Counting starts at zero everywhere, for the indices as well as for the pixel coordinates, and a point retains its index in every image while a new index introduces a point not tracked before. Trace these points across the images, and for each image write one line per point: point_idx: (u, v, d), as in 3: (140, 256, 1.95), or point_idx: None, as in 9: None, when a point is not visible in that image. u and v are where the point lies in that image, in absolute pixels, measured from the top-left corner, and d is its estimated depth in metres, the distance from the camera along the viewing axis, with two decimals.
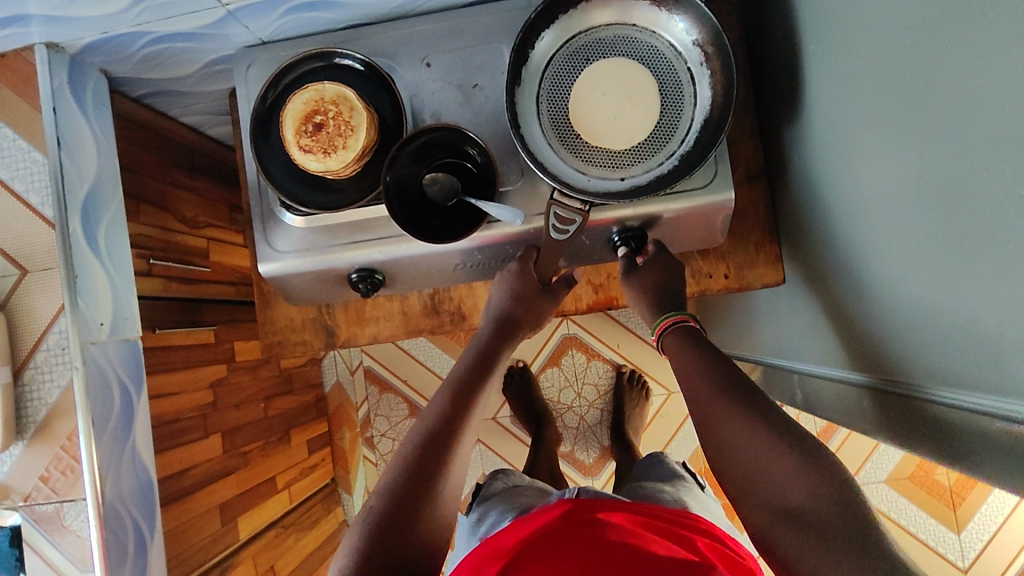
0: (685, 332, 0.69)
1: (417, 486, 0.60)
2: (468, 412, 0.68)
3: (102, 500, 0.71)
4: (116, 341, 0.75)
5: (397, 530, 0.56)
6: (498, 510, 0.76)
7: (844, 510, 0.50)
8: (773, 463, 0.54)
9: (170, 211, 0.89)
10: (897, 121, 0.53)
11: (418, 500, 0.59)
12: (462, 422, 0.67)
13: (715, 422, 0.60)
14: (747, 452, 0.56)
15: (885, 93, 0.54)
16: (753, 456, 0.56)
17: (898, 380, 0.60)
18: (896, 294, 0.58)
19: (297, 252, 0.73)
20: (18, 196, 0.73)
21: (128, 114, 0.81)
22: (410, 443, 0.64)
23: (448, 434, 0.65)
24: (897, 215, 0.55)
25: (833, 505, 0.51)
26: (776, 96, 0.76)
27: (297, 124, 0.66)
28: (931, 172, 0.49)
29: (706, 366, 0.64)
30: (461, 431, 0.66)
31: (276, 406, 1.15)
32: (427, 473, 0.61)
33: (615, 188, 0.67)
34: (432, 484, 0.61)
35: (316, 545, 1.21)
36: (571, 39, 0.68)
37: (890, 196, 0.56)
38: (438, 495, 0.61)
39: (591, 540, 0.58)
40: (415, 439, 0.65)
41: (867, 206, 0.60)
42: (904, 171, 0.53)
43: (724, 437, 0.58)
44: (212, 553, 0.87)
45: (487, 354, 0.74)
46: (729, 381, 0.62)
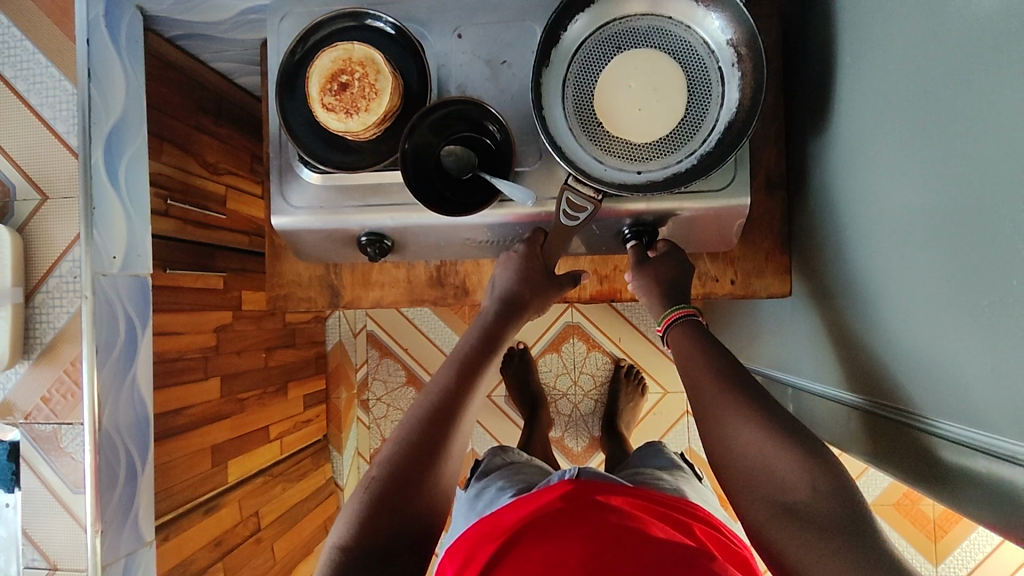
0: (690, 329, 0.69)
1: (427, 449, 0.62)
2: (475, 376, 0.69)
3: (99, 427, 0.72)
4: (126, 275, 0.75)
5: (399, 498, 0.58)
6: (496, 487, 0.77)
7: (844, 509, 0.52)
8: (775, 460, 0.55)
9: (193, 154, 0.90)
10: (922, 141, 0.52)
11: (426, 464, 0.61)
12: (467, 390, 0.67)
13: (718, 421, 0.59)
14: (750, 449, 0.56)
15: (912, 112, 0.53)
16: (753, 458, 0.56)
17: (887, 404, 0.61)
18: (899, 316, 0.57)
19: (311, 209, 0.75)
20: (46, 122, 0.73)
21: (161, 54, 0.82)
22: (416, 408, 0.65)
23: (454, 400, 0.66)
24: (910, 238, 0.55)
25: (833, 503, 0.52)
26: (804, 105, 0.75)
27: (323, 81, 0.67)
28: (950, 198, 0.48)
29: (716, 362, 0.63)
30: (468, 393, 0.67)
31: (277, 357, 1.18)
32: (435, 436, 0.63)
33: (631, 180, 0.67)
34: (437, 451, 0.62)
35: (302, 496, 1.24)
36: (605, 25, 0.68)
37: (904, 219, 0.55)
38: (441, 462, 0.62)
39: (590, 517, 0.59)
40: (420, 404, 0.66)
41: (881, 226, 0.59)
42: (922, 193, 0.52)
43: (725, 433, 0.58)
44: (199, 491, 0.90)
45: (498, 323, 0.73)
46: (732, 379, 0.61)
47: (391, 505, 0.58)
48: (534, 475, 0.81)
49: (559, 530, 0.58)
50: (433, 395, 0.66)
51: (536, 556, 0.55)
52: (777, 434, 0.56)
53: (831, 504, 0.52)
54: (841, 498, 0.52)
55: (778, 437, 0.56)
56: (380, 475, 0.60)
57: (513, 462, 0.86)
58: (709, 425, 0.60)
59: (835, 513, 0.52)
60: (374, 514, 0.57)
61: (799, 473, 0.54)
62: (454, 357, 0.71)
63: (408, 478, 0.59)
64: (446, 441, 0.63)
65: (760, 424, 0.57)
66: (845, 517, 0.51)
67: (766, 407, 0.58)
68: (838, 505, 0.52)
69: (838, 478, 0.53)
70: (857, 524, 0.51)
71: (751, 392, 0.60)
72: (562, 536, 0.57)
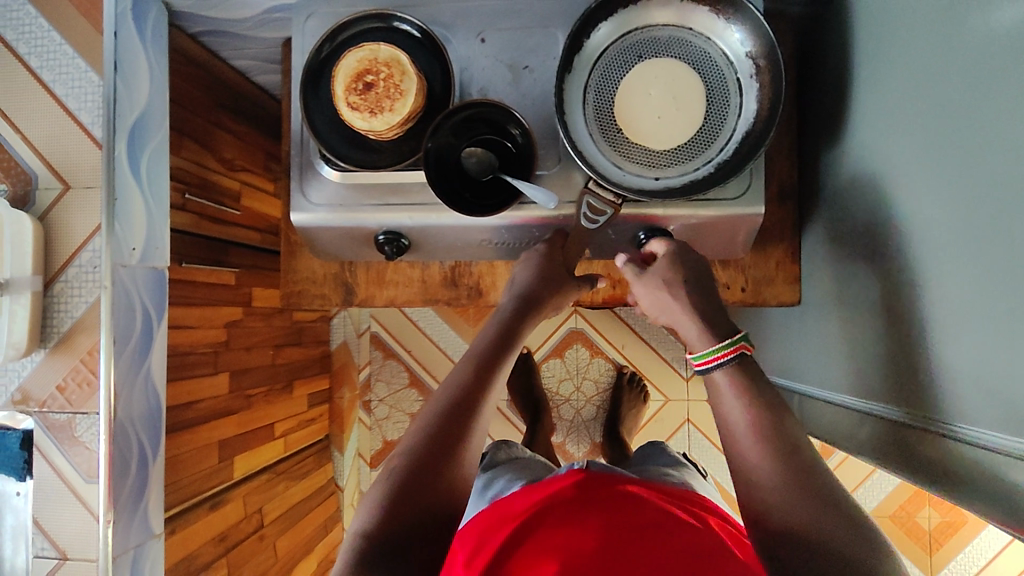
0: (740, 371, 0.61)
1: (447, 441, 0.62)
2: (494, 372, 0.68)
3: (114, 417, 0.72)
4: (145, 268, 0.75)
5: (418, 490, 0.58)
6: (504, 480, 0.78)
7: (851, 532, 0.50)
8: (787, 477, 0.54)
9: (210, 150, 0.91)
10: (942, 152, 0.53)
11: (446, 456, 0.61)
12: (485, 387, 0.67)
13: (734, 434, 0.58)
14: (764, 464, 0.55)
15: (931, 124, 0.54)
16: (769, 482, 0.54)
17: (911, 414, 0.60)
18: (916, 325, 0.58)
19: (330, 207, 0.76)
20: (70, 111, 0.76)
21: (185, 50, 0.83)
22: (439, 402, 0.65)
23: (474, 395, 0.66)
24: (932, 249, 0.55)
25: (838, 526, 0.50)
26: (819, 117, 0.77)
27: (348, 81, 0.68)
28: (976, 207, 0.49)
29: (745, 390, 0.60)
30: (489, 389, 0.67)
31: (284, 355, 1.18)
32: (456, 430, 0.63)
33: (649, 187, 0.68)
34: (456, 444, 0.62)
35: (303, 496, 1.24)
36: (627, 33, 0.69)
37: (928, 230, 0.56)
38: (460, 454, 0.62)
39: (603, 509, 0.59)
40: (441, 398, 0.66)
41: (903, 236, 0.60)
42: (946, 203, 0.53)
43: (739, 445, 0.58)
44: (205, 486, 0.90)
45: (517, 322, 0.73)
46: (754, 389, 0.60)
47: (411, 495, 0.58)
48: (539, 469, 0.83)
49: (572, 517, 0.59)
50: (455, 390, 0.66)
51: (549, 541, 0.57)
52: (789, 453, 0.55)
53: (835, 527, 0.50)
54: (852, 521, 0.51)
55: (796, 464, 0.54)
56: (399, 467, 0.60)
57: (518, 457, 0.87)
58: (730, 437, 0.59)
59: (845, 535, 0.50)
60: (393, 505, 0.58)
61: (814, 500, 0.52)
62: (472, 353, 0.70)
63: (429, 468, 0.60)
64: (463, 436, 0.63)
65: (780, 450, 0.56)
66: (854, 541, 0.49)
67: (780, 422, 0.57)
68: (845, 528, 0.50)
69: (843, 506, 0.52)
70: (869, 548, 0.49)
71: (768, 403, 0.59)
72: (577, 524, 0.58)
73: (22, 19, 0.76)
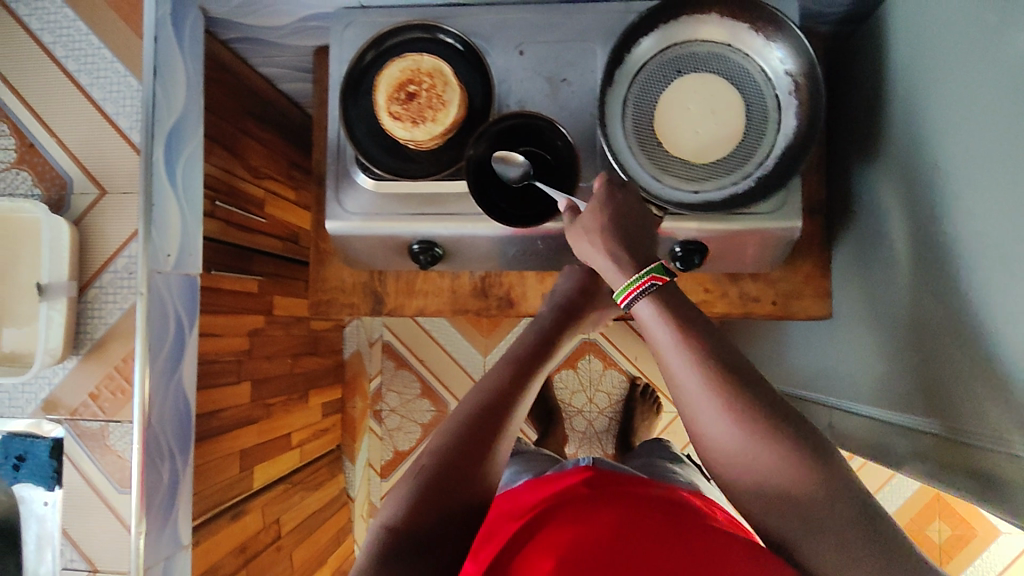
0: (664, 301, 0.56)
1: (483, 437, 0.58)
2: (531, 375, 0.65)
3: (147, 424, 0.71)
4: (179, 275, 0.75)
5: (452, 482, 0.56)
6: (514, 472, 0.84)
7: (834, 491, 0.47)
8: (760, 449, 0.48)
9: (239, 156, 0.90)
10: (995, 167, 0.53)
11: (480, 452, 0.58)
12: (523, 388, 0.64)
13: (691, 403, 0.52)
14: (730, 435, 0.49)
15: (988, 141, 0.54)
16: (733, 440, 0.49)
17: (958, 428, 0.60)
18: (956, 338, 0.59)
19: (364, 215, 0.75)
20: (109, 117, 0.75)
21: (218, 57, 0.83)
22: (473, 399, 0.62)
23: (511, 395, 0.62)
24: (983, 264, 0.56)
25: (821, 487, 0.47)
26: (852, 133, 0.78)
27: (390, 90, 0.69)
28: None
29: (690, 350, 0.52)
30: (526, 392, 0.64)
31: (301, 364, 1.17)
32: (492, 427, 0.60)
33: (687, 200, 0.69)
34: (490, 442, 0.59)
35: (317, 506, 1.23)
36: (668, 48, 0.70)
37: (978, 245, 0.56)
38: (493, 453, 0.59)
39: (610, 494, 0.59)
40: (475, 395, 0.63)
41: (951, 251, 0.60)
42: (999, 218, 0.53)
43: (698, 413, 0.51)
44: (227, 495, 0.89)
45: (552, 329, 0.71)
46: (703, 342, 0.52)
47: (442, 489, 0.55)
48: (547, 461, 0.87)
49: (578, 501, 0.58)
50: (489, 388, 0.63)
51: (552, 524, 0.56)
52: (758, 417, 0.49)
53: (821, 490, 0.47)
54: (838, 481, 0.47)
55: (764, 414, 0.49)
56: (431, 458, 0.57)
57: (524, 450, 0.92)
58: (688, 404, 0.52)
59: (844, 512, 0.46)
60: (424, 496, 0.55)
61: (787, 458, 0.47)
62: (508, 356, 0.68)
63: (462, 462, 0.56)
64: (498, 434, 0.59)
65: (740, 397, 0.50)
66: (849, 510, 0.46)
67: (740, 377, 0.50)
68: (828, 488, 0.47)
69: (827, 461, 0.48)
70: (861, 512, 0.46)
71: (722, 357, 0.51)
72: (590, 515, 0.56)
73: (58, 21, 0.75)
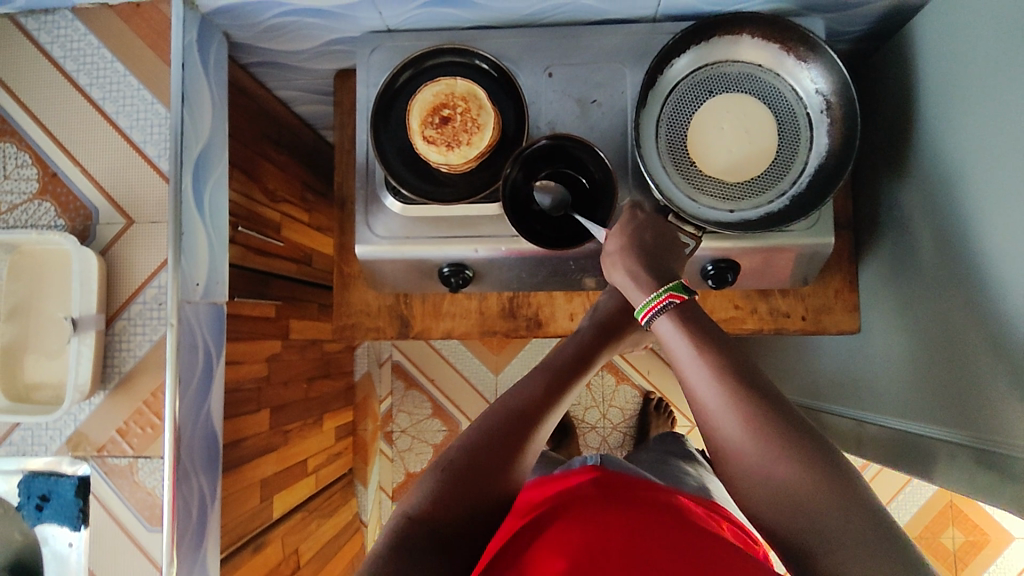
0: (682, 316, 0.55)
1: (513, 441, 0.58)
2: (563, 385, 0.65)
3: (178, 461, 0.69)
4: (206, 303, 0.74)
5: (476, 484, 0.55)
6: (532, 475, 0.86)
7: (848, 504, 0.44)
8: (771, 454, 0.46)
9: (257, 181, 0.89)
10: None
11: (509, 455, 0.57)
12: (556, 396, 0.63)
13: (704, 407, 0.50)
14: (741, 441, 0.48)
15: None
16: (745, 448, 0.48)
17: (994, 442, 0.59)
18: (995, 351, 0.59)
19: (393, 239, 0.74)
20: (134, 145, 0.71)
21: (237, 81, 0.82)
22: (502, 403, 0.62)
23: (543, 403, 0.62)
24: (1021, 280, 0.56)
25: (834, 498, 0.44)
26: (879, 149, 0.79)
27: (423, 115, 0.68)
28: None
29: (705, 354, 0.51)
30: (558, 401, 0.63)
31: (315, 388, 1.15)
32: (523, 430, 0.59)
33: (723, 219, 0.69)
34: (519, 446, 0.58)
35: (332, 533, 1.20)
36: (699, 69, 0.70)
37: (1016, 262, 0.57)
38: (521, 458, 0.58)
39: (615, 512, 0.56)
40: (505, 399, 0.62)
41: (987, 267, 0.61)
42: None
43: (709, 418, 0.50)
44: (249, 528, 0.86)
45: (590, 344, 0.70)
46: (718, 350, 0.51)
47: (468, 487, 0.54)
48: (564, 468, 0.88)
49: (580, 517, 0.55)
50: (519, 392, 0.63)
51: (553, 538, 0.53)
52: (771, 423, 0.47)
53: (832, 500, 0.44)
54: (850, 491, 0.44)
55: (778, 425, 0.47)
56: (458, 454, 0.57)
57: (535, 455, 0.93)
58: (701, 409, 0.51)
59: (859, 527, 0.43)
60: (447, 493, 0.54)
61: (797, 464, 0.46)
62: (543, 365, 0.67)
63: (490, 464, 0.56)
64: (527, 440, 0.59)
65: (755, 405, 0.48)
66: (866, 526, 0.43)
67: (754, 384, 0.49)
68: (840, 498, 0.44)
69: (840, 474, 0.45)
70: (880, 534, 0.42)
71: (734, 363, 0.50)
72: (598, 526, 0.53)
73: (82, 48, 0.71)
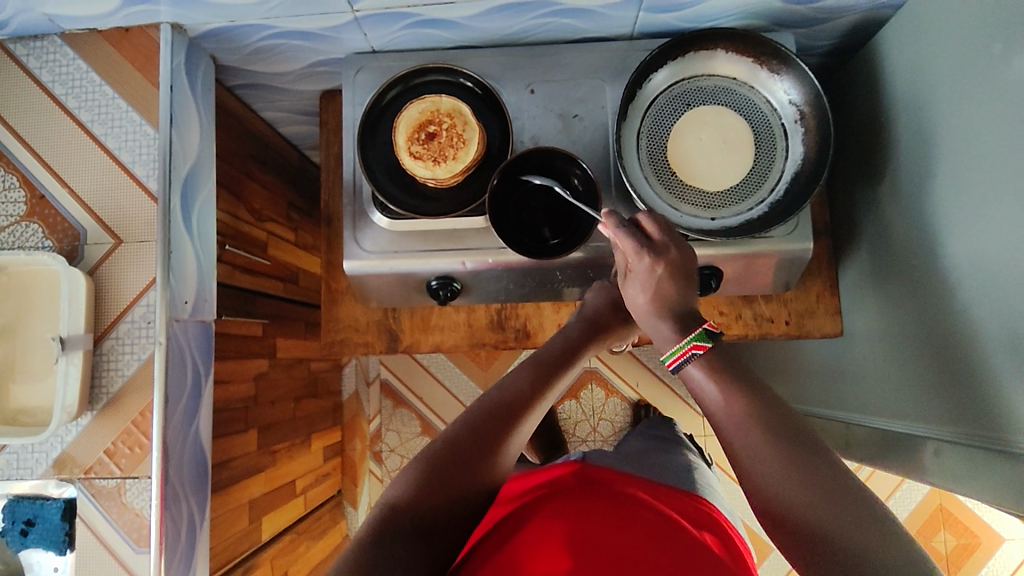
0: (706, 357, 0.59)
1: (494, 432, 0.60)
2: (546, 383, 0.66)
3: (166, 480, 0.69)
4: (194, 322, 0.74)
5: (459, 472, 0.56)
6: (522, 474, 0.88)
7: (858, 505, 0.46)
8: (786, 462, 0.50)
9: (243, 200, 0.89)
10: (1006, 188, 0.57)
11: (490, 445, 0.59)
12: (538, 393, 0.65)
13: (727, 426, 0.54)
14: (760, 452, 0.51)
15: (995, 162, 0.58)
16: (761, 458, 0.51)
17: (978, 437, 0.62)
18: (973, 347, 0.62)
19: (381, 254, 0.75)
20: (123, 166, 0.72)
21: (223, 103, 0.83)
22: (487, 398, 0.63)
23: (525, 397, 0.64)
24: (996, 278, 0.59)
25: (845, 500, 0.47)
26: (852, 158, 0.82)
27: (410, 131, 0.70)
28: None
29: (727, 384, 0.56)
30: (540, 398, 0.65)
31: (303, 407, 1.15)
32: (504, 423, 0.61)
33: (705, 226, 0.71)
34: (500, 437, 0.60)
35: (321, 556, 1.18)
36: (677, 83, 0.73)
37: (990, 262, 0.60)
38: (501, 449, 0.60)
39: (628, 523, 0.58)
40: (490, 394, 0.64)
41: (961, 268, 0.64)
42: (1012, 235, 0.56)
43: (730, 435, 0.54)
44: (238, 550, 0.85)
45: (573, 346, 0.72)
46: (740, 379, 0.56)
47: (450, 475, 0.56)
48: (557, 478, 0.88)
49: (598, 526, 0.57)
50: (503, 388, 0.64)
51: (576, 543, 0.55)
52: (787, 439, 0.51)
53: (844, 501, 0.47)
54: (859, 496, 0.47)
55: (795, 445, 0.51)
56: (442, 444, 0.58)
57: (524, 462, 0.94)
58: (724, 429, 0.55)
59: (869, 526, 0.45)
60: (433, 478, 0.55)
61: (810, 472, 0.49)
62: (527, 362, 0.69)
63: (471, 452, 0.57)
64: (508, 433, 0.60)
65: (771, 424, 0.52)
66: (876, 526, 0.45)
67: (772, 407, 0.54)
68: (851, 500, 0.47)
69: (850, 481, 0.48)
70: (900, 552, 0.44)
71: (755, 389, 0.55)
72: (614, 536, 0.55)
73: (71, 73, 0.72)
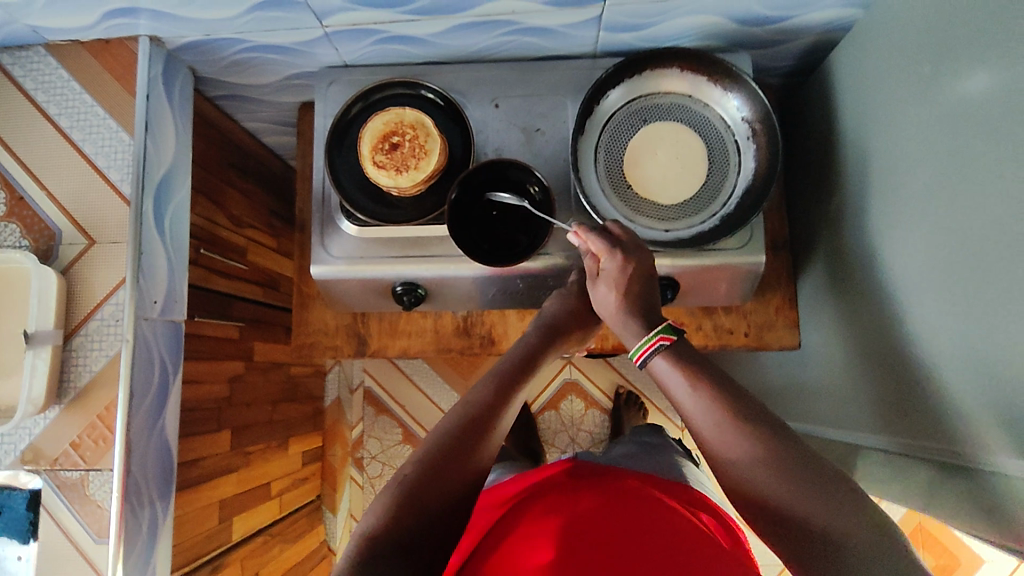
0: (674, 352, 0.61)
1: (472, 439, 0.59)
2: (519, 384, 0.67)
3: (128, 472, 0.71)
4: (163, 321, 0.77)
5: (440, 486, 0.55)
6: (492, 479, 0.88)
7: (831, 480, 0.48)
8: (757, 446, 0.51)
9: (222, 207, 0.92)
10: (937, 204, 0.59)
11: (468, 453, 0.58)
12: (511, 395, 0.65)
13: (697, 419, 0.55)
14: (732, 440, 0.52)
15: (927, 178, 0.60)
16: (734, 448, 0.52)
17: (923, 445, 0.63)
18: (915, 357, 0.63)
19: (348, 259, 0.78)
20: (98, 169, 0.75)
21: (203, 113, 0.86)
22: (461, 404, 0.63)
23: (498, 401, 0.63)
24: (932, 290, 0.61)
25: (818, 478, 0.48)
26: (810, 175, 0.84)
27: (374, 142, 0.73)
28: (968, 248, 0.55)
29: (694, 377, 0.57)
30: (512, 399, 0.65)
31: (281, 411, 1.17)
32: (480, 428, 0.60)
33: (659, 238, 0.73)
34: (476, 443, 0.59)
35: (296, 559, 1.19)
36: (634, 99, 0.76)
37: (926, 275, 0.61)
38: (478, 454, 0.59)
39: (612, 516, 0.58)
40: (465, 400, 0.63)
41: (903, 280, 0.65)
42: (944, 249, 0.58)
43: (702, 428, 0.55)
44: (206, 548, 0.86)
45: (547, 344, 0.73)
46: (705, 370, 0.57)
47: (432, 489, 0.55)
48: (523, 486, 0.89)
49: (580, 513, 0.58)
50: (478, 393, 0.64)
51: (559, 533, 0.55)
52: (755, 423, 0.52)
53: (816, 479, 0.48)
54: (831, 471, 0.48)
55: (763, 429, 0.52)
56: (420, 457, 0.57)
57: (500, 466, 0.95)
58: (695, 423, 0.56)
59: (843, 501, 0.46)
60: (415, 495, 0.54)
61: (780, 453, 0.50)
62: (500, 364, 0.69)
63: (449, 463, 0.57)
64: (485, 438, 0.60)
65: (738, 410, 0.53)
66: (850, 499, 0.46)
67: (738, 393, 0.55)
68: (823, 476, 0.48)
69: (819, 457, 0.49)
70: (875, 522, 0.45)
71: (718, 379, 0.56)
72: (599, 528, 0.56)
73: (53, 81, 0.76)
